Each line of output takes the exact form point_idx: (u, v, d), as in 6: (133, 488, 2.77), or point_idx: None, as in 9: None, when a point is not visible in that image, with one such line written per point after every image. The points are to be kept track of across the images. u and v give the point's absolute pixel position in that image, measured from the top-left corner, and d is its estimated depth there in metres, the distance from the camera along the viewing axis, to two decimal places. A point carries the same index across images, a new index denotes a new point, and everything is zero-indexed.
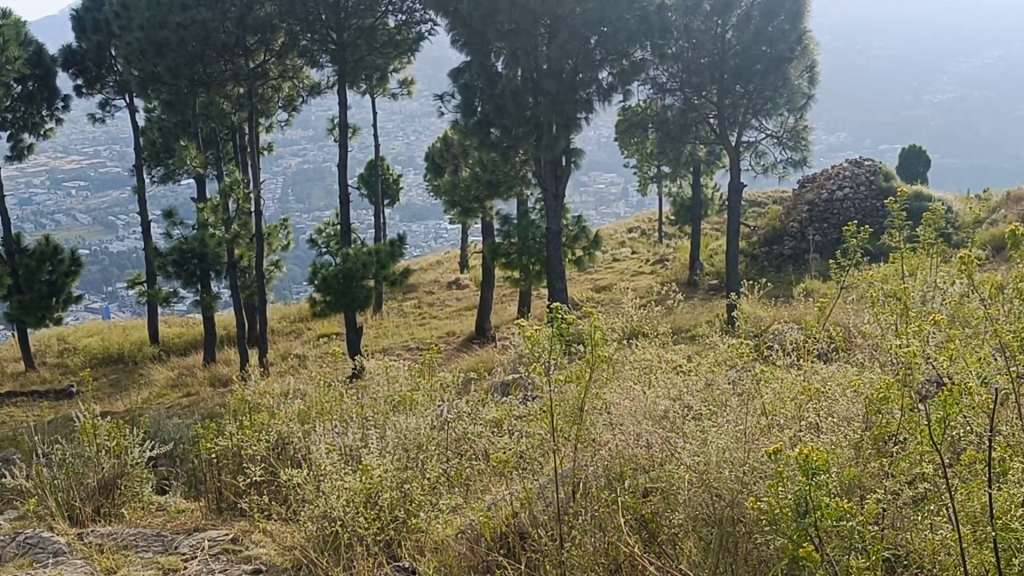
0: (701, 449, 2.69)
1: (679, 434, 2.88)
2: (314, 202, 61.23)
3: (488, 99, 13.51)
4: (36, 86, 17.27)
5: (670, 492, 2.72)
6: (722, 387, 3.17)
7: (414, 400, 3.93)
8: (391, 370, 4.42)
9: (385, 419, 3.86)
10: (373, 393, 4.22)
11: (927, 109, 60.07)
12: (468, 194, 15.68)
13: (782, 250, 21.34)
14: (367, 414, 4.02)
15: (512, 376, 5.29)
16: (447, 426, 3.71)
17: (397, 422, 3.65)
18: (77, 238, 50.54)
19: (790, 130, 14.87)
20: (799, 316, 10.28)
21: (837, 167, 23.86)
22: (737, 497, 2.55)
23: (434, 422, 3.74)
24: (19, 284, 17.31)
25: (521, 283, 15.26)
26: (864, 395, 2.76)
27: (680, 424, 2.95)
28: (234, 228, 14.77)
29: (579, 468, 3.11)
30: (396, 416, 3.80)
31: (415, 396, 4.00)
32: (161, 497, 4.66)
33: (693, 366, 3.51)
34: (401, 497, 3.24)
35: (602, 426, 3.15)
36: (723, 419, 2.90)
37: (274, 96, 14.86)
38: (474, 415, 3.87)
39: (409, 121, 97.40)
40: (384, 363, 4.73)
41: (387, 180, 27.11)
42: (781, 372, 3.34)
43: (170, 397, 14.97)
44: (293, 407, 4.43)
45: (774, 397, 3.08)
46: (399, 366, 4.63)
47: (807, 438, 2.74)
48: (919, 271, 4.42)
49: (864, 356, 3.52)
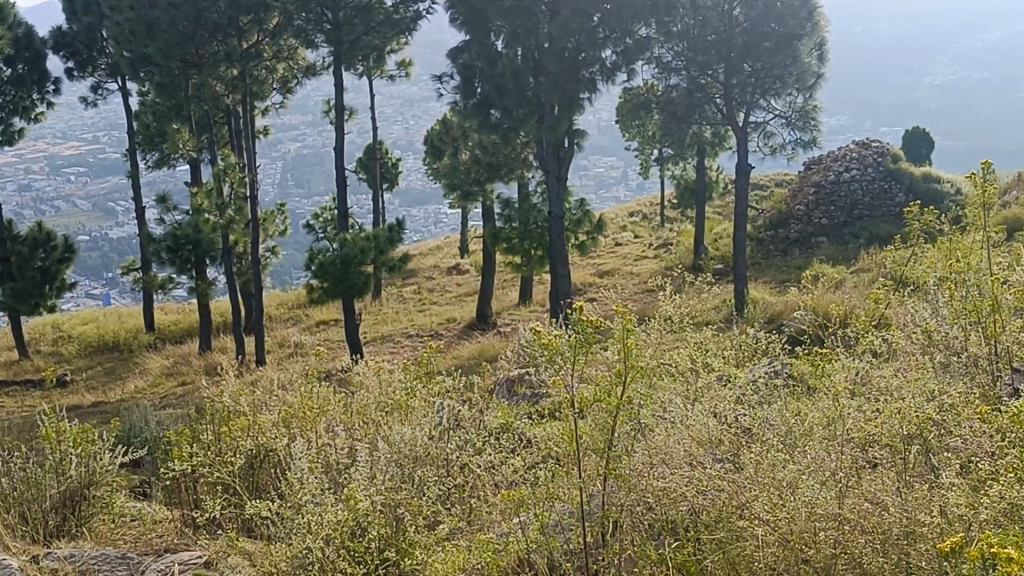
0: (783, 504, 2.35)
1: (746, 476, 2.54)
2: (314, 186, 60.81)
3: (488, 79, 13.11)
4: (26, 69, 16.74)
5: (750, 553, 2.39)
6: (769, 415, 2.91)
7: (414, 405, 3.51)
8: (382, 376, 3.94)
9: (376, 429, 3.44)
10: (365, 398, 3.77)
11: (927, 92, 59.70)
12: (468, 178, 15.22)
13: (788, 233, 20.87)
14: (364, 418, 3.63)
15: (523, 373, 4.93)
16: (447, 439, 3.35)
17: (390, 432, 3.26)
18: (75, 225, 50.06)
19: (800, 110, 14.43)
20: (816, 304, 9.80)
21: (843, 149, 23.47)
22: (832, 565, 2.28)
23: (433, 431, 3.37)
24: (11, 271, 16.89)
25: (523, 269, 14.82)
26: (991, 443, 2.43)
27: (739, 461, 2.62)
28: (229, 213, 14.36)
29: (609, 506, 2.76)
30: (392, 422, 3.43)
31: (418, 402, 3.59)
32: (135, 503, 4.29)
33: (733, 395, 3.08)
34: (413, 531, 2.82)
35: (635, 454, 2.81)
36: (801, 457, 2.55)
37: (269, 78, 14.38)
38: (479, 422, 3.56)
39: (407, 104, 96.80)
40: (376, 361, 4.37)
41: (386, 164, 26.69)
42: (840, 392, 2.94)
43: (165, 386, 14.58)
44: (275, 406, 3.99)
45: (854, 425, 2.71)
46: (393, 368, 4.18)
47: (906, 491, 2.37)
48: (979, 253, 4.10)
49: (915, 377, 3.12)
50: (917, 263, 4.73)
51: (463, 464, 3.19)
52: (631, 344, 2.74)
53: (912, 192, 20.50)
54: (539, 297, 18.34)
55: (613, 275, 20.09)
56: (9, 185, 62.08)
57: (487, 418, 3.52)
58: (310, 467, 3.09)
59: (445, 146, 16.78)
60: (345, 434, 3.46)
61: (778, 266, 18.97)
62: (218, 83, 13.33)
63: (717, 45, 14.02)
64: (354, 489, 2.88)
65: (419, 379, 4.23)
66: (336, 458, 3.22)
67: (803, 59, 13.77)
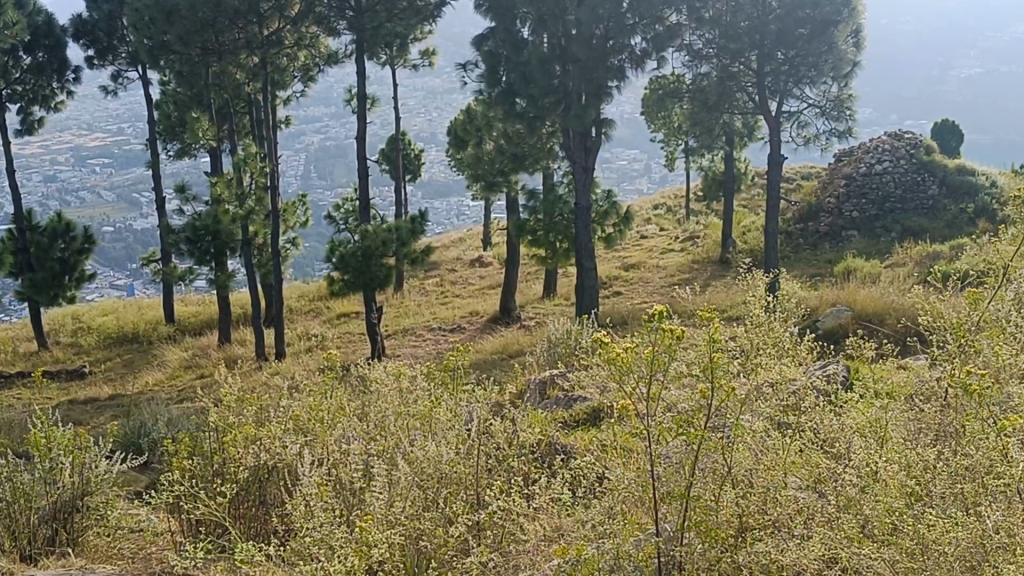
0: (919, 565, 1.92)
1: (860, 529, 2.11)
2: (336, 178, 60.52)
3: (514, 67, 12.66)
4: (45, 57, 16.42)
5: None
6: (858, 447, 2.51)
7: (443, 414, 3.14)
8: (403, 381, 3.52)
9: (395, 443, 3.05)
10: (384, 403, 3.38)
11: (954, 85, 59.03)
12: (493, 168, 14.86)
13: (819, 227, 20.34)
14: (380, 428, 3.23)
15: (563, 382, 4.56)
16: (481, 458, 2.96)
17: (414, 449, 2.86)
18: (99, 217, 50.05)
19: (834, 99, 13.93)
20: (856, 298, 9.35)
21: (875, 140, 23.01)
22: None
23: (463, 448, 2.97)
24: (30, 261, 16.62)
25: (548, 261, 14.43)
26: None
27: (851, 509, 2.19)
28: (249, 205, 14.04)
29: (683, 551, 2.35)
30: (416, 436, 3.03)
31: (449, 412, 3.21)
32: (133, 517, 3.91)
33: (815, 429, 2.70)
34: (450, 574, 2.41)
35: (714, 499, 2.39)
36: (931, 499, 2.14)
37: (288, 65, 14.00)
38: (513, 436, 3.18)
39: (429, 97, 96.51)
40: (396, 364, 3.98)
41: (409, 156, 26.35)
42: (947, 413, 2.55)
43: (184, 378, 14.28)
44: (285, 406, 3.58)
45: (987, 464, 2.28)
46: (415, 372, 3.79)
47: None
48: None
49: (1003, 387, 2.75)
50: (991, 263, 4.40)
51: (499, 493, 2.79)
52: (713, 353, 2.41)
53: (946, 185, 20.03)
54: (562, 289, 17.97)
55: (638, 268, 19.70)
56: (35, 176, 61.94)
57: (527, 432, 3.15)
58: (319, 485, 2.68)
59: (468, 135, 16.39)
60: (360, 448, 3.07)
61: (808, 260, 18.54)
62: (239, 71, 12.96)
63: (749, 31, 13.58)
64: (372, 521, 2.47)
65: (443, 385, 3.84)
66: (350, 476, 2.82)
67: (840, 45, 13.31)
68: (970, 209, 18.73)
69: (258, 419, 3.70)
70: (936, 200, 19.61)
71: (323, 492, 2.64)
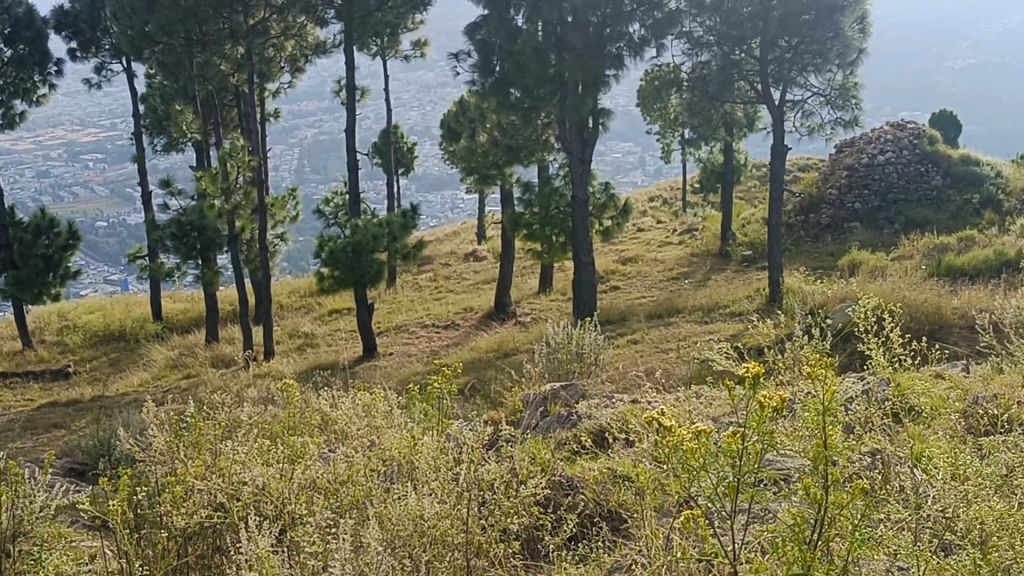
0: None
1: None
2: (331, 171, 60.07)
3: (508, 56, 12.13)
4: (27, 48, 15.55)
5: None
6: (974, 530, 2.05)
7: (427, 456, 2.60)
8: (385, 421, 3.01)
9: (372, 493, 2.53)
10: (355, 448, 2.84)
11: (949, 76, 58.65)
12: (487, 160, 14.42)
13: (820, 219, 19.86)
14: (360, 467, 2.70)
15: (566, 410, 4.09)
16: (487, 518, 2.46)
17: (398, 499, 2.34)
18: (91, 212, 49.31)
19: (839, 87, 13.34)
20: (867, 291, 8.84)
21: (876, 130, 22.54)
22: None
23: (469, 499, 2.47)
24: (14, 258, 16.05)
25: (544, 256, 13.95)
26: None
27: None
28: (235, 199, 13.47)
29: None
30: (405, 483, 2.52)
31: (438, 452, 2.69)
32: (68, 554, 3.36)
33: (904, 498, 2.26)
34: None
35: None
36: None
37: (276, 54, 13.42)
38: (522, 477, 2.70)
39: (423, 89, 96.09)
40: (378, 388, 3.48)
41: (401, 148, 25.87)
42: None
43: (170, 378, 13.73)
44: (241, 438, 3.04)
45: None
46: (392, 401, 3.28)
47: None
48: None
49: None
50: None
51: None
52: (828, 431, 2.11)
53: (949, 175, 19.56)
54: (559, 284, 17.50)
55: (636, 262, 19.23)
56: (28, 170, 61.43)
57: (532, 480, 2.64)
58: (267, 557, 2.06)
59: (462, 127, 15.89)
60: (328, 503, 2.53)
61: (810, 252, 18.10)
62: (223, 63, 12.37)
63: (752, 17, 13.13)
64: None
65: (432, 418, 3.36)
66: (313, 536, 2.23)
67: (846, 32, 12.75)
68: (975, 199, 18.29)
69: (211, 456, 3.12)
70: (939, 191, 19.15)
71: (268, 560, 2.02)
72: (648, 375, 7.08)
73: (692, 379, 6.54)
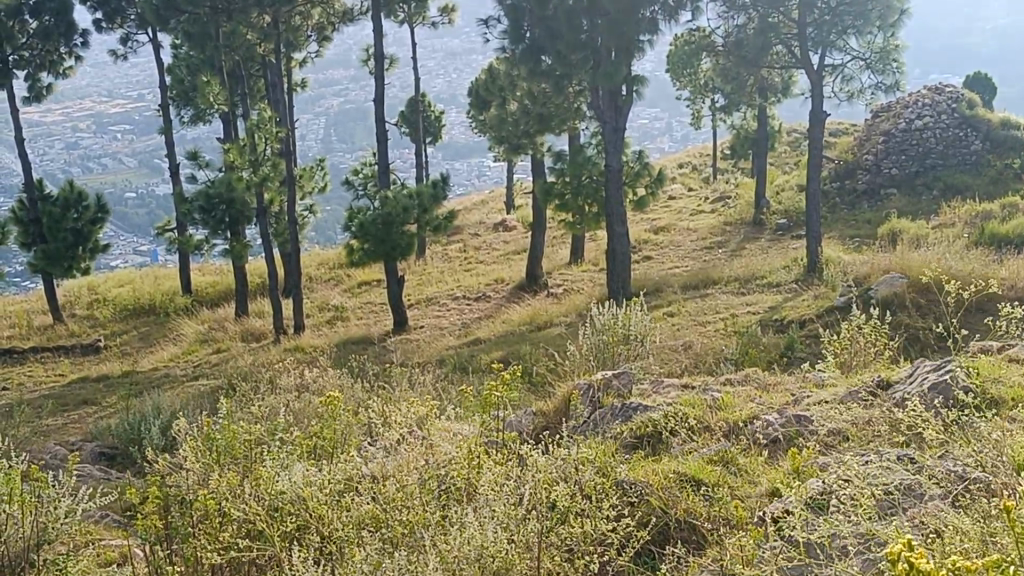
0: None
1: None
2: (357, 141, 59.85)
3: (540, 22, 11.90)
4: (53, 20, 15.27)
5: None
6: None
7: (488, 479, 2.38)
8: (439, 436, 2.79)
9: (436, 519, 2.31)
10: (407, 463, 2.63)
11: (984, 40, 57.63)
12: (517, 130, 14.05)
13: (856, 185, 19.45)
14: (416, 491, 2.47)
15: (619, 408, 3.81)
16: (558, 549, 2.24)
17: (464, 527, 2.11)
18: (120, 184, 49.41)
19: (879, 51, 12.82)
20: (912, 263, 8.54)
21: (913, 95, 22.05)
22: None
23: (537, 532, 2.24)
24: (43, 232, 15.87)
25: (577, 226, 13.63)
26: None
27: None
28: (263, 170, 13.04)
29: None
30: (469, 509, 2.29)
31: (497, 471, 2.49)
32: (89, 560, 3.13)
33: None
34: None
35: None
36: None
37: (303, 23, 13.13)
38: (592, 500, 2.47)
39: (450, 57, 95.56)
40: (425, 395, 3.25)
41: (429, 117, 25.58)
42: None
43: (199, 353, 13.57)
44: (283, 448, 2.81)
45: None
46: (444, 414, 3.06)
47: None
48: None
49: None
50: None
51: None
52: None
53: (990, 140, 19.10)
54: (590, 254, 17.24)
55: (667, 231, 18.91)
56: (58, 141, 61.63)
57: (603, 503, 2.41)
58: None
59: (491, 96, 15.56)
60: (379, 528, 2.32)
61: (846, 220, 17.74)
62: (250, 32, 12.08)
63: None
64: None
65: (482, 428, 3.13)
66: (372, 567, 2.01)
67: None
68: (1016, 164, 17.85)
69: (247, 469, 2.93)
70: (979, 157, 18.71)
71: None
72: (691, 353, 6.82)
73: (737, 358, 6.29)
